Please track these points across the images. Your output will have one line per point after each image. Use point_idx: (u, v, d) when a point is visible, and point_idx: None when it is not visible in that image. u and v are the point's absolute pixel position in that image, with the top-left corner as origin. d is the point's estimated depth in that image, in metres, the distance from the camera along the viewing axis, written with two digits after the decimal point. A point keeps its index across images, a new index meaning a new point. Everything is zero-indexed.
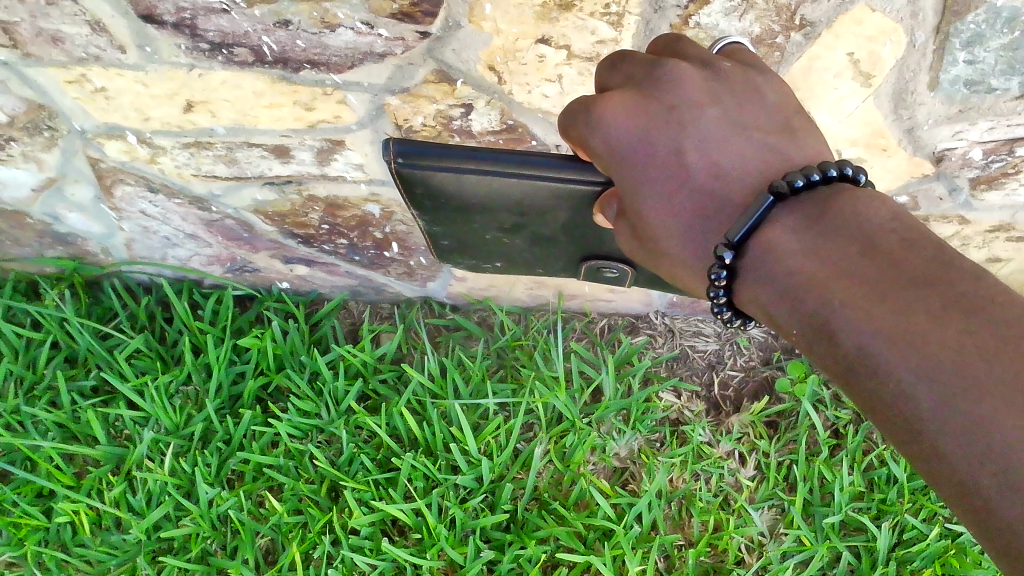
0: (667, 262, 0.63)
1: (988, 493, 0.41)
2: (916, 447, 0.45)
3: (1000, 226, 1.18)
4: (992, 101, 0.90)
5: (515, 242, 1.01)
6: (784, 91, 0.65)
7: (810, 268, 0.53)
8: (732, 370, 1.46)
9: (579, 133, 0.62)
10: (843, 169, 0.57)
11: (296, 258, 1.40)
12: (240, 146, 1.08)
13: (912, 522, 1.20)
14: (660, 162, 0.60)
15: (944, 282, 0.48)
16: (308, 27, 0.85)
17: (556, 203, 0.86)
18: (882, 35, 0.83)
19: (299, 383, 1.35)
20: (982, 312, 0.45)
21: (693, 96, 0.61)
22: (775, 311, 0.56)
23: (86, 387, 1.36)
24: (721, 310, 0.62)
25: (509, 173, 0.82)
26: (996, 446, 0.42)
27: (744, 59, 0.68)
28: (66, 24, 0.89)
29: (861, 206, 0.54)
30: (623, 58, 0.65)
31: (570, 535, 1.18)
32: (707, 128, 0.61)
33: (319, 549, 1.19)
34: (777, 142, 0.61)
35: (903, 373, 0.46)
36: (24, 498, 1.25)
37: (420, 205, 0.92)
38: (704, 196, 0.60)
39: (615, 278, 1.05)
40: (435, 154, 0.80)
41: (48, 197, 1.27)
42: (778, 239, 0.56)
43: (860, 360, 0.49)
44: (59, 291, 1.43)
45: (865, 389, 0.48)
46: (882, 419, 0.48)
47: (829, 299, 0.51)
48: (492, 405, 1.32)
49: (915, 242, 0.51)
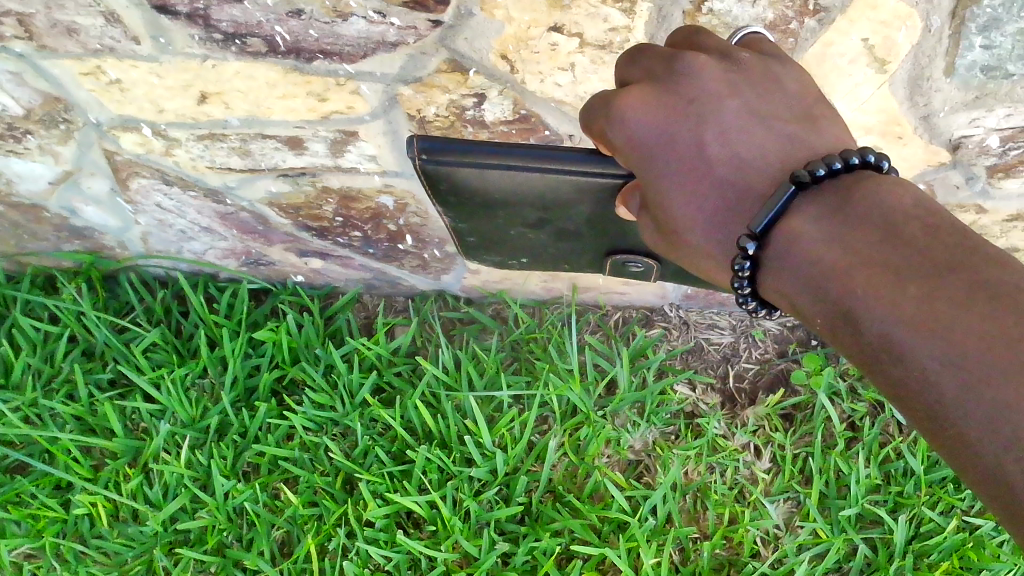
0: (690, 255, 0.62)
1: (1015, 479, 0.41)
2: (940, 434, 0.45)
3: (1019, 215, 1.16)
4: (1009, 87, 0.88)
5: (537, 236, 1.01)
6: (805, 77, 0.64)
7: (833, 257, 0.53)
8: (747, 363, 1.45)
9: (600, 127, 0.62)
10: (866, 156, 0.56)
11: (311, 251, 1.41)
12: (254, 138, 1.08)
13: (929, 515, 1.18)
14: (681, 155, 0.60)
15: (970, 269, 0.47)
16: (320, 16, 0.85)
17: (579, 196, 0.86)
18: (897, 21, 0.82)
19: (313, 375, 1.36)
20: (1008, 298, 0.45)
21: (713, 87, 0.61)
22: (798, 301, 0.55)
23: (102, 380, 1.38)
24: (745, 300, 0.61)
25: (532, 168, 0.82)
26: (1022, 432, 0.41)
27: (763, 46, 0.67)
28: (81, 15, 0.90)
29: (885, 193, 0.54)
30: (641, 52, 0.64)
31: (584, 527, 1.18)
32: (726, 120, 0.60)
33: (334, 540, 1.20)
34: (797, 131, 0.60)
35: (927, 361, 0.45)
36: (43, 491, 1.27)
37: (443, 200, 0.92)
38: (726, 186, 0.59)
39: (641, 273, 1.04)
40: (456, 151, 0.81)
41: (65, 190, 1.29)
42: (801, 228, 0.55)
43: (884, 348, 0.48)
44: (76, 285, 1.45)
45: (889, 377, 0.48)
46: (906, 407, 0.47)
47: (852, 287, 0.50)
48: (506, 398, 1.32)
49: (939, 228, 0.50)
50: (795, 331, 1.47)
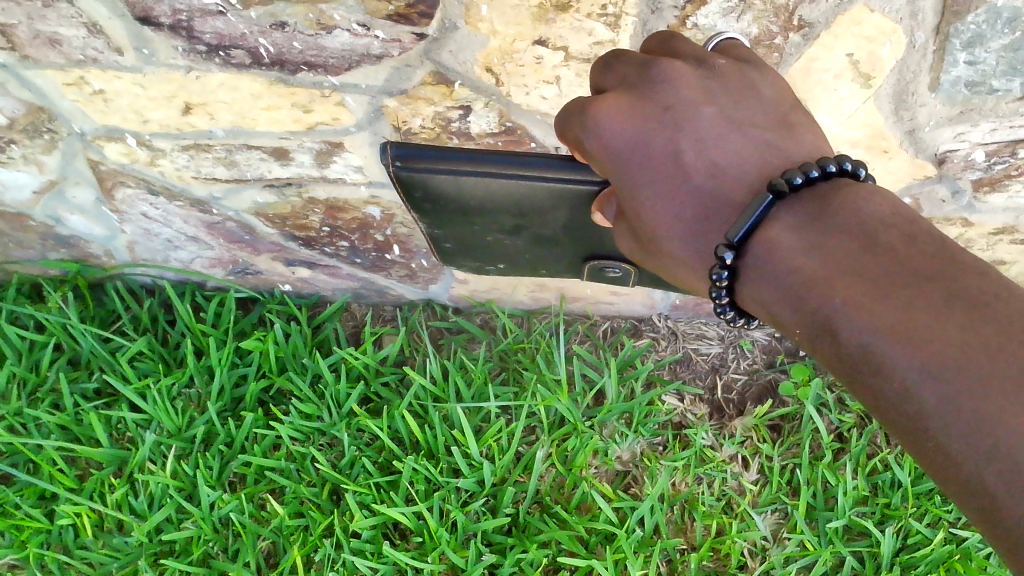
0: (668, 263, 0.63)
1: (995, 490, 0.40)
2: (919, 445, 0.45)
3: (1005, 228, 1.17)
4: (994, 102, 0.89)
5: (515, 244, 1.01)
6: (785, 90, 0.65)
7: (811, 267, 0.53)
8: (735, 373, 1.45)
9: (575, 134, 0.62)
10: (842, 164, 0.57)
11: (298, 261, 1.40)
12: (239, 148, 1.08)
13: (916, 527, 1.18)
14: (657, 163, 0.60)
15: (947, 279, 0.47)
16: (304, 29, 0.85)
17: (559, 205, 0.86)
18: (881, 36, 0.82)
19: (301, 385, 1.35)
20: (986, 308, 0.45)
21: (689, 95, 0.61)
22: (777, 310, 0.55)
23: (88, 389, 1.37)
24: (724, 309, 0.61)
25: (509, 175, 0.83)
26: (1003, 442, 0.41)
27: (740, 53, 0.67)
28: (63, 26, 0.90)
29: (861, 203, 0.54)
30: (617, 58, 0.65)
31: (572, 539, 1.18)
32: (703, 127, 0.60)
33: (320, 552, 1.19)
34: (775, 140, 0.61)
35: (907, 372, 0.45)
36: (27, 501, 1.26)
37: (424, 210, 0.92)
38: (703, 195, 0.59)
39: (618, 278, 1.04)
40: (430, 157, 0.82)
41: (49, 199, 1.28)
42: (779, 237, 0.55)
43: (863, 358, 0.48)
44: (62, 293, 1.44)
45: (867, 388, 0.48)
46: (886, 418, 0.47)
47: (831, 297, 0.50)
48: (493, 408, 1.32)
49: (916, 237, 0.50)
50: (783, 342, 1.47)
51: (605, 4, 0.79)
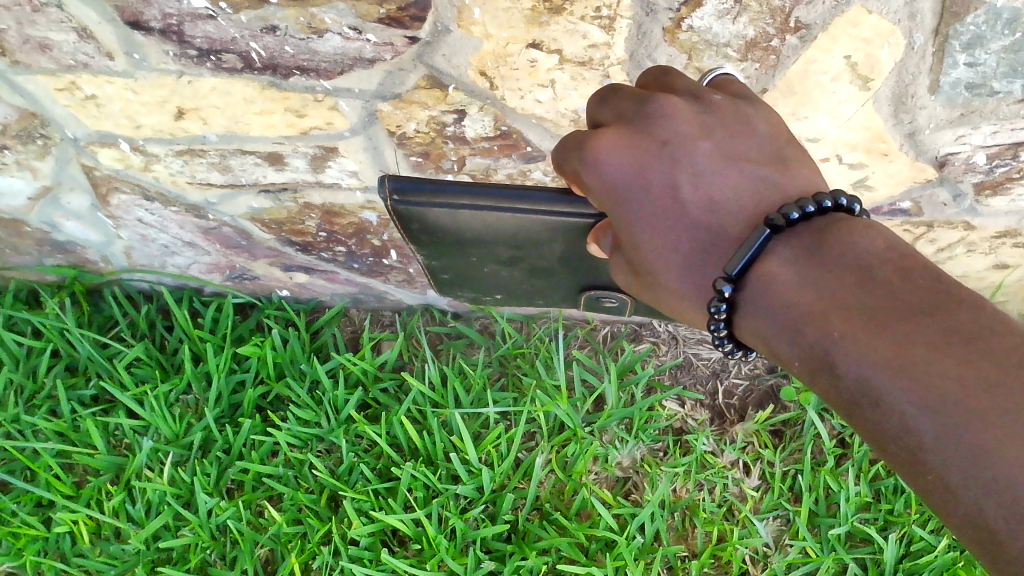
0: (664, 295, 0.62)
1: (998, 526, 0.39)
2: (919, 479, 0.43)
3: (1008, 231, 1.16)
4: (994, 104, 0.88)
5: (512, 274, 1.00)
6: (773, 116, 0.64)
7: (809, 301, 0.51)
8: (736, 379, 1.44)
9: (573, 168, 0.60)
10: (838, 199, 0.55)
11: (295, 266, 1.40)
12: (233, 153, 1.08)
13: (919, 533, 1.17)
14: (655, 198, 0.59)
15: (945, 312, 0.46)
16: (295, 33, 0.85)
17: (552, 235, 0.85)
18: (879, 38, 0.81)
19: (299, 392, 1.34)
20: (983, 342, 0.43)
21: (686, 129, 0.59)
22: (775, 343, 0.54)
23: (85, 395, 1.36)
24: (721, 342, 0.60)
25: (503, 208, 0.82)
26: (1003, 478, 0.39)
27: (734, 88, 0.65)
28: (52, 31, 0.89)
29: (857, 237, 0.53)
30: (613, 91, 0.63)
31: (571, 545, 1.16)
32: (700, 162, 0.59)
33: (318, 560, 1.17)
34: (770, 174, 0.59)
35: (905, 406, 0.44)
36: (24, 508, 1.25)
37: (416, 240, 0.91)
38: (701, 230, 0.58)
39: (615, 309, 1.04)
40: (428, 191, 0.80)
41: (45, 205, 1.28)
42: (776, 271, 0.54)
43: (861, 392, 0.46)
44: (59, 300, 1.44)
45: (867, 422, 0.46)
46: (887, 453, 0.45)
47: (829, 331, 0.49)
48: (492, 414, 1.31)
49: (912, 271, 0.49)
50: None
51: (600, 6, 0.78)
